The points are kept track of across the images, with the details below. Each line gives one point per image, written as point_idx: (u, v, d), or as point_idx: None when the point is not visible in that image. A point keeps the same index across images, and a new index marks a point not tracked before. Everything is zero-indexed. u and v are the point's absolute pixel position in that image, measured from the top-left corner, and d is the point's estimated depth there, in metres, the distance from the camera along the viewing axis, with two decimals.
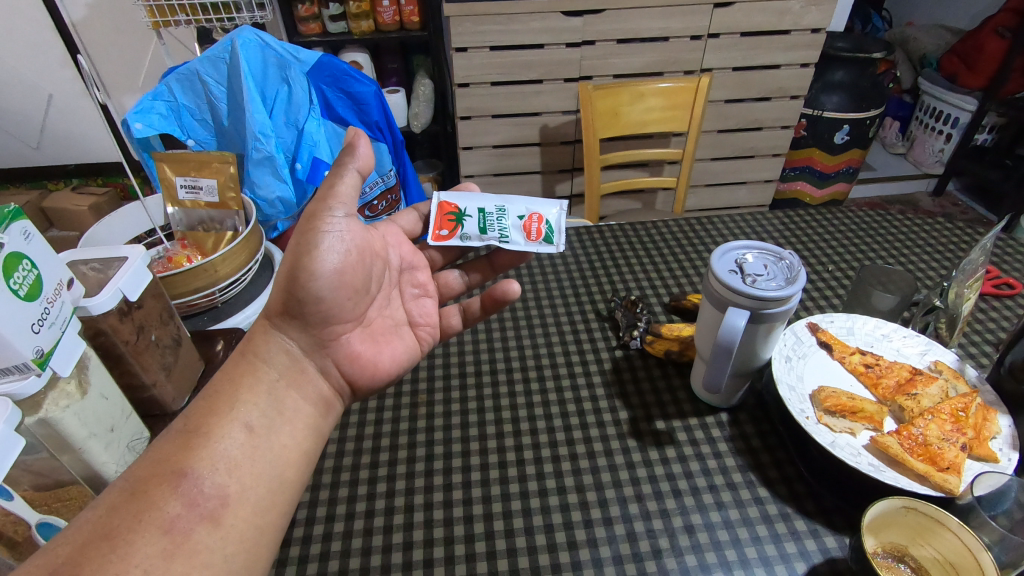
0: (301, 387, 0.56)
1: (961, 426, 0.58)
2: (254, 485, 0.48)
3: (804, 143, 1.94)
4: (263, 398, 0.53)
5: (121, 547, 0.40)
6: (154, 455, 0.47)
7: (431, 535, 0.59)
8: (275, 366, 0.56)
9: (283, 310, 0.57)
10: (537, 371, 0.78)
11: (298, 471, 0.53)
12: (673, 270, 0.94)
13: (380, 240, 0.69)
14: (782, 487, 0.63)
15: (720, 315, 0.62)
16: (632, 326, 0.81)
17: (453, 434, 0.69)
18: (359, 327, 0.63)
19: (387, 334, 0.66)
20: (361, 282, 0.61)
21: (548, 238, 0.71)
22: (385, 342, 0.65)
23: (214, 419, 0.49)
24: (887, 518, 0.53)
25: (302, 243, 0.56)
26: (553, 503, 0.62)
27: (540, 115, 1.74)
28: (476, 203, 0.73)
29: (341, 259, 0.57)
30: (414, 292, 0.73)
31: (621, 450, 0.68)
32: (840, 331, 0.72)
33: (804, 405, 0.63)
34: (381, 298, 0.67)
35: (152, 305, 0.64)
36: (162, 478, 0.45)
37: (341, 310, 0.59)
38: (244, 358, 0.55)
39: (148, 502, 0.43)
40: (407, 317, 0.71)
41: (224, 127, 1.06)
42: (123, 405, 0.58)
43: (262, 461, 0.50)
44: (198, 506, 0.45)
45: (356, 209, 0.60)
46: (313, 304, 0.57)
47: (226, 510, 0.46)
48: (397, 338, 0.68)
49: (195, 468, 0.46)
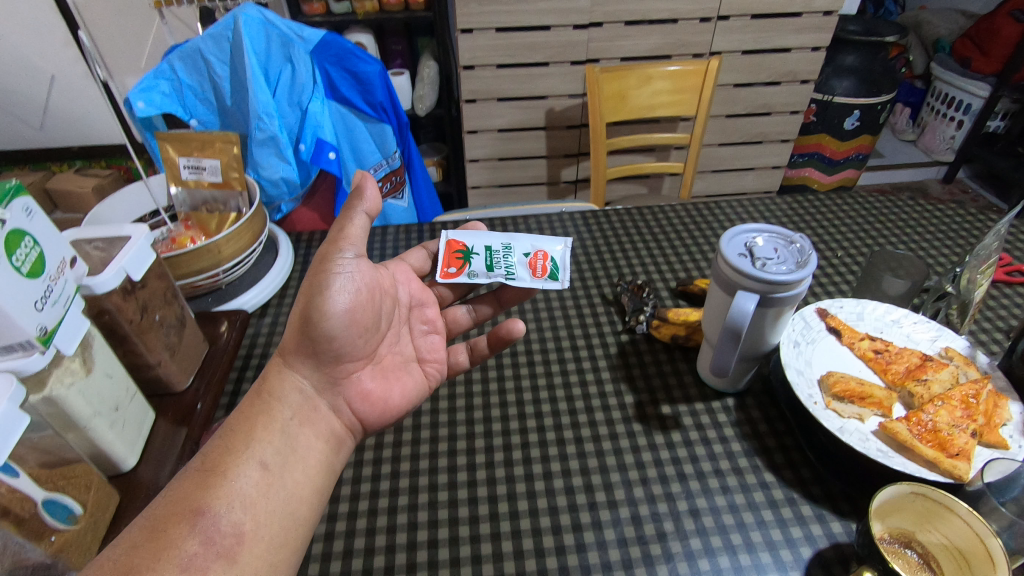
0: (313, 425, 0.55)
1: (972, 412, 0.58)
2: (268, 523, 0.48)
3: (813, 129, 1.92)
4: (278, 437, 0.53)
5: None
6: (171, 495, 0.46)
7: (436, 516, 0.59)
8: (289, 404, 0.56)
9: (295, 349, 0.57)
10: (542, 355, 0.77)
11: (311, 509, 0.52)
12: (681, 255, 0.93)
13: (389, 278, 0.68)
14: (788, 472, 0.63)
15: (728, 300, 0.61)
16: (638, 311, 0.80)
17: (457, 416, 0.69)
18: (369, 364, 0.62)
19: (396, 371, 0.65)
20: (371, 320, 0.61)
21: (552, 275, 0.72)
22: (395, 379, 0.64)
23: (230, 458, 0.49)
24: (894, 503, 0.52)
25: (314, 284, 0.55)
26: (557, 485, 0.62)
27: (546, 98, 1.72)
28: (483, 240, 0.74)
29: (351, 299, 0.57)
30: (422, 328, 0.72)
31: (626, 433, 0.67)
32: (849, 316, 0.71)
33: (812, 390, 0.62)
34: (390, 334, 0.67)
35: (156, 285, 0.63)
36: (177, 514, 0.45)
37: (352, 348, 0.59)
38: (259, 398, 0.54)
39: (163, 539, 0.43)
40: (415, 353, 0.69)
41: (226, 107, 1.05)
42: (127, 386, 0.59)
43: (272, 493, 0.49)
44: (215, 544, 0.44)
45: (366, 250, 0.60)
46: (325, 343, 0.56)
47: (241, 549, 0.45)
48: (407, 373, 0.66)
49: (208, 504, 0.46)
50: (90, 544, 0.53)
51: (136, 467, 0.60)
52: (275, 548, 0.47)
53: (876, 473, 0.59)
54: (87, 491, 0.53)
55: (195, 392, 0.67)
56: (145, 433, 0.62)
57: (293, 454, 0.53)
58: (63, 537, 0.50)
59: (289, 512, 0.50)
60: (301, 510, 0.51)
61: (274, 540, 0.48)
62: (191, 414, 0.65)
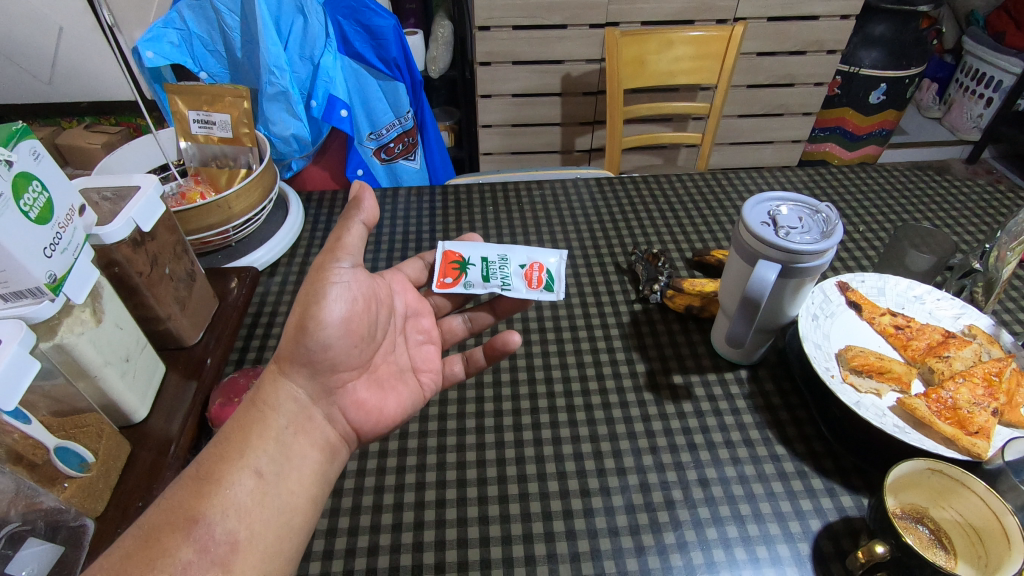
0: (308, 435, 0.52)
1: (993, 390, 0.56)
2: (262, 532, 0.45)
3: (837, 102, 1.86)
4: (273, 444, 0.49)
5: None
6: (167, 502, 0.44)
7: (444, 476, 0.60)
8: (283, 413, 0.51)
9: (287, 355, 0.52)
10: (554, 323, 0.76)
11: (307, 517, 0.49)
12: (696, 225, 0.90)
13: (386, 286, 0.63)
14: (800, 446, 0.63)
15: (748, 270, 0.60)
16: (652, 281, 0.78)
17: (467, 380, 0.69)
18: (364, 374, 0.58)
19: (392, 380, 0.61)
20: (368, 329, 0.56)
21: (548, 287, 0.69)
22: (390, 389, 0.60)
23: (225, 465, 0.46)
24: (909, 479, 0.52)
25: (308, 292, 0.51)
26: (566, 451, 0.62)
27: (562, 63, 1.67)
28: (480, 251, 0.72)
29: (348, 308, 0.53)
30: (418, 337, 0.67)
31: (637, 402, 0.67)
32: (871, 291, 0.69)
33: (829, 363, 0.61)
34: (387, 341, 0.62)
35: (165, 238, 0.62)
36: (171, 522, 0.42)
37: (346, 357, 0.55)
38: (251, 404, 0.51)
39: (156, 547, 0.41)
40: (411, 362, 0.64)
41: (236, 60, 1.02)
42: (137, 337, 0.59)
43: (268, 501, 0.47)
44: (209, 552, 0.42)
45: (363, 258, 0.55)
46: (319, 353, 0.52)
47: (236, 557, 0.43)
48: (403, 383, 0.61)
49: (203, 511, 0.44)
50: (102, 492, 0.53)
51: (148, 419, 0.60)
52: (269, 557, 0.45)
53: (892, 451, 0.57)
54: (98, 440, 0.53)
55: (206, 347, 0.67)
56: (156, 386, 0.62)
57: (290, 463, 0.49)
58: (75, 485, 0.51)
59: (284, 521, 0.47)
60: (297, 517, 0.48)
61: (275, 539, 0.46)
62: (202, 368, 0.65)
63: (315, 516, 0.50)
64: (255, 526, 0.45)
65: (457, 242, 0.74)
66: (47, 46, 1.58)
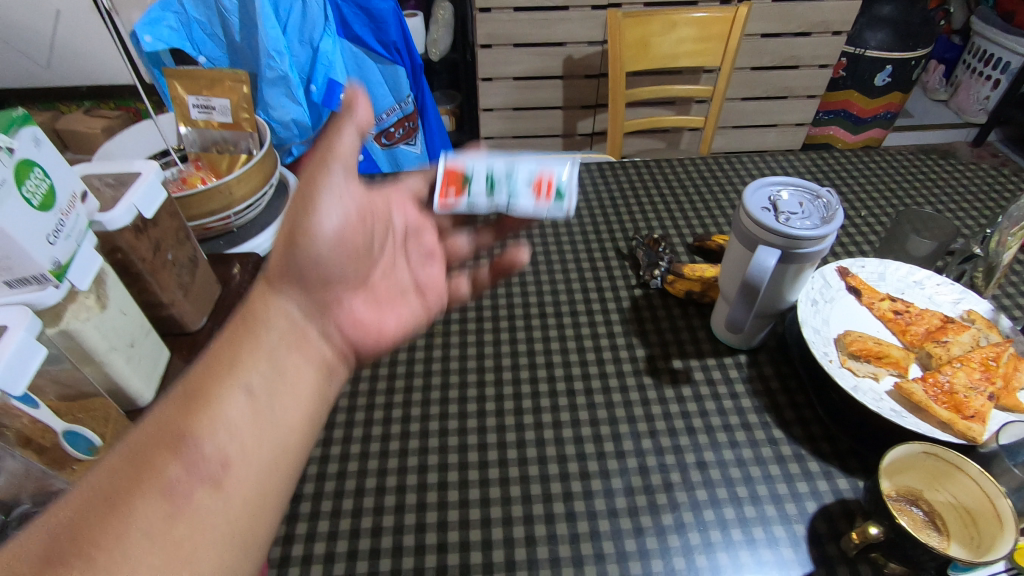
0: (303, 354, 0.48)
1: (990, 375, 0.57)
2: (255, 450, 0.41)
3: (842, 84, 1.84)
4: (265, 362, 0.45)
5: (114, 516, 0.34)
6: (150, 418, 0.40)
7: (445, 459, 0.60)
8: (276, 329, 0.48)
9: (279, 268, 0.48)
10: (555, 308, 0.77)
11: (304, 440, 0.46)
12: (697, 210, 0.90)
13: (383, 202, 0.62)
14: (797, 429, 0.63)
15: (747, 255, 0.60)
16: (653, 266, 0.79)
17: (468, 364, 0.70)
18: (361, 291, 0.56)
19: (392, 298, 0.60)
20: (363, 243, 0.53)
21: (559, 199, 0.62)
22: (389, 307, 0.59)
23: (214, 381, 0.42)
24: (905, 462, 0.52)
25: (298, 200, 0.47)
26: (567, 435, 0.63)
27: (564, 45, 1.65)
28: (483, 163, 0.65)
29: (341, 221, 0.49)
30: (420, 256, 0.67)
31: (636, 386, 0.67)
32: (870, 276, 0.69)
33: (828, 348, 0.62)
34: (386, 259, 0.61)
35: (168, 224, 0.62)
36: (155, 440, 0.38)
37: (342, 273, 0.52)
38: (241, 321, 0.47)
39: (138, 465, 0.36)
40: (412, 280, 0.64)
41: (235, 44, 1.01)
42: (142, 322, 0.59)
43: (264, 420, 0.43)
44: (199, 470, 0.38)
45: (356, 166, 0.51)
46: (316, 264, 0.49)
47: (228, 476, 0.39)
48: (404, 302, 0.61)
49: (191, 427, 0.39)
50: None
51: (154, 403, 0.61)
52: (264, 477, 0.41)
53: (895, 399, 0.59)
54: (105, 425, 0.54)
55: (209, 332, 0.68)
56: (161, 370, 0.62)
57: (283, 381, 0.46)
58: (82, 466, 0.52)
59: (280, 441, 0.43)
60: (294, 439, 0.44)
61: (269, 463, 0.42)
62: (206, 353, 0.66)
63: (311, 438, 0.47)
64: (248, 445, 0.41)
65: (460, 153, 0.67)
66: (44, 29, 1.57)
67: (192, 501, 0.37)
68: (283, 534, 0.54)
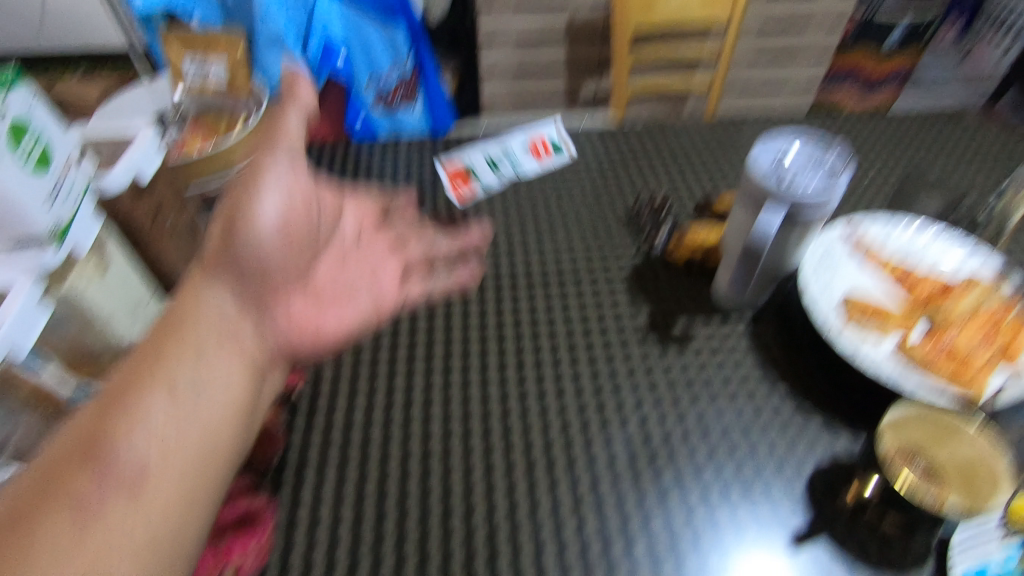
0: (232, 353, 0.54)
1: (994, 335, 0.57)
2: (176, 447, 0.47)
3: (851, 47, 1.72)
4: (189, 359, 0.51)
5: (28, 526, 0.39)
6: (75, 429, 0.45)
7: (448, 416, 0.62)
8: (203, 325, 0.54)
9: (218, 251, 0.58)
10: (558, 276, 0.76)
11: (233, 434, 0.51)
12: (701, 173, 0.90)
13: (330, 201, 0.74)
14: (797, 388, 0.64)
15: (750, 219, 0.59)
16: (658, 226, 0.79)
17: (470, 325, 0.71)
18: (301, 289, 0.65)
19: (337, 297, 0.67)
20: (299, 233, 0.65)
21: None
22: (337, 303, 0.66)
23: (133, 391, 0.47)
24: (902, 423, 0.53)
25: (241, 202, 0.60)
26: (568, 392, 0.64)
27: (567, 8, 1.61)
28: None
29: (278, 213, 0.61)
30: (378, 254, 0.75)
31: (638, 346, 0.68)
32: (878, 237, 0.69)
33: (832, 308, 0.62)
34: (333, 262, 0.71)
35: (165, 191, 0.61)
36: (75, 453, 0.43)
37: (279, 265, 0.62)
38: (169, 324, 0.53)
39: (57, 487, 0.41)
40: (362, 285, 0.70)
41: (229, 8, 1.04)
42: (148, 284, 0.59)
43: (181, 413, 0.48)
44: (115, 477, 0.43)
45: (301, 163, 0.65)
46: (250, 252, 0.59)
47: (147, 480, 0.44)
48: (348, 299, 0.68)
49: (108, 428, 0.45)
50: None
51: None
52: (189, 479, 0.46)
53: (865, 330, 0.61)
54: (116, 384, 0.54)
55: None
56: None
57: (229, 419, 0.51)
58: None
59: (206, 442, 0.48)
60: (219, 439, 0.50)
61: (205, 501, 0.47)
62: None
63: (239, 433, 0.52)
64: (162, 424, 0.47)
65: (461, 138, 0.75)
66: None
67: (108, 508, 0.42)
68: (290, 499, 0.56)
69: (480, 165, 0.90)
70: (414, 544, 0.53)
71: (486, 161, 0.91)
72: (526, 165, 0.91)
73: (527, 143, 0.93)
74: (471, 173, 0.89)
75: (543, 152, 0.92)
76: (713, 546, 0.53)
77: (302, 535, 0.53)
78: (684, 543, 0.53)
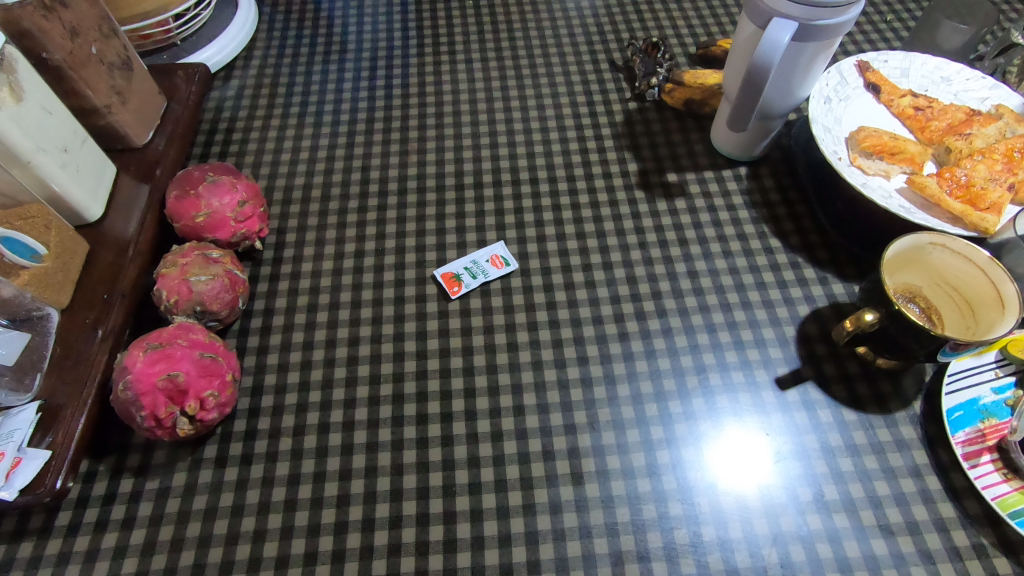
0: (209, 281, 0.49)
1: (1013, 167, 0.53)
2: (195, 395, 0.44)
3: None
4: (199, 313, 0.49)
5: None
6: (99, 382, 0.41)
7: (423, 274, 0.58)
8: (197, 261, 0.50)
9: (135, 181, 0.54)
10: (541, 124, 0.70)
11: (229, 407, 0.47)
12: (703, 14, 0.79)
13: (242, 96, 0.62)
14: (795, 239, 0.60)
15: (758, 36, 0.51)
16: (651, 75, 0.69)
17: (446, 183, 0.65)
18: (212, 175, 0.54)
19: (244, 182, 0.56)
20: None
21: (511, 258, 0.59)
22: (247, 188, 0.55)
23: (168, 330, 0.45)
24: (909, 256, 0.49)
25: (61, 93, 0.53)
26: (551, 248, 0.60)
27: None
28: (461, 262, 0.58)
29: (88, 104, 0.54)
30: None
31: (627, 201, 0.63)
32: (893, 72, 0.61)
33: (838, 147, 0.56)
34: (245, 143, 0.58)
35: (83, 8, 0.53)
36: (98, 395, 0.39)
37: (187, 174, 0.54)
38: (170, 264, 0.49)
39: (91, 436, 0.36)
40: None
41: None
42: (75, 127, 0.52)
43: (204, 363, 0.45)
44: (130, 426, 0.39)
45: (137, 72, 0.60)
46: (173, 194, 0.53)
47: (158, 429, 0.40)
48: (248, 183, 0.56)
49: (154, 358, 0.43)
50: (63, 285, 0.50)
51: (103, 219, 0.55)
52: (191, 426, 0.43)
53: (880, 216, 0.57)
54: (48, 233, 0.49)
55: (158, 148, 0.61)
56: (108, 183, 0.56)
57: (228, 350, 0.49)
58: (30, 273, 0.47)
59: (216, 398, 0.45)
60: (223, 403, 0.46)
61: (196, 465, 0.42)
62: (157, 170, 0.59)
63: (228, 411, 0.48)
64: (185, 353, 0.44)
65: (443, 268, 0.58)
66: None
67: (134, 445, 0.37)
68: (257, 345, 0.54)
69: (467, 263, 0.58)
70: (389, 386, 0.52)
71: (471, 258, 0.59)
72: (492, 275, 0.58)
73: (491, 248, 0.59)
74: (459, 275, 0.58)
75: (503, 262, 0.59)
76: (700, 390, 0.52)
77: (271, 378, 0.52)
78: (669, 387, 0.52)
